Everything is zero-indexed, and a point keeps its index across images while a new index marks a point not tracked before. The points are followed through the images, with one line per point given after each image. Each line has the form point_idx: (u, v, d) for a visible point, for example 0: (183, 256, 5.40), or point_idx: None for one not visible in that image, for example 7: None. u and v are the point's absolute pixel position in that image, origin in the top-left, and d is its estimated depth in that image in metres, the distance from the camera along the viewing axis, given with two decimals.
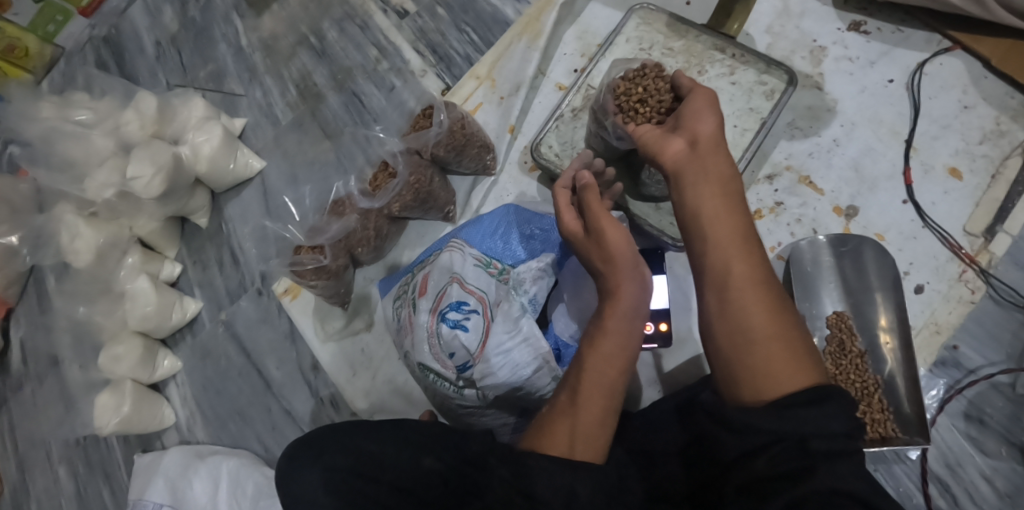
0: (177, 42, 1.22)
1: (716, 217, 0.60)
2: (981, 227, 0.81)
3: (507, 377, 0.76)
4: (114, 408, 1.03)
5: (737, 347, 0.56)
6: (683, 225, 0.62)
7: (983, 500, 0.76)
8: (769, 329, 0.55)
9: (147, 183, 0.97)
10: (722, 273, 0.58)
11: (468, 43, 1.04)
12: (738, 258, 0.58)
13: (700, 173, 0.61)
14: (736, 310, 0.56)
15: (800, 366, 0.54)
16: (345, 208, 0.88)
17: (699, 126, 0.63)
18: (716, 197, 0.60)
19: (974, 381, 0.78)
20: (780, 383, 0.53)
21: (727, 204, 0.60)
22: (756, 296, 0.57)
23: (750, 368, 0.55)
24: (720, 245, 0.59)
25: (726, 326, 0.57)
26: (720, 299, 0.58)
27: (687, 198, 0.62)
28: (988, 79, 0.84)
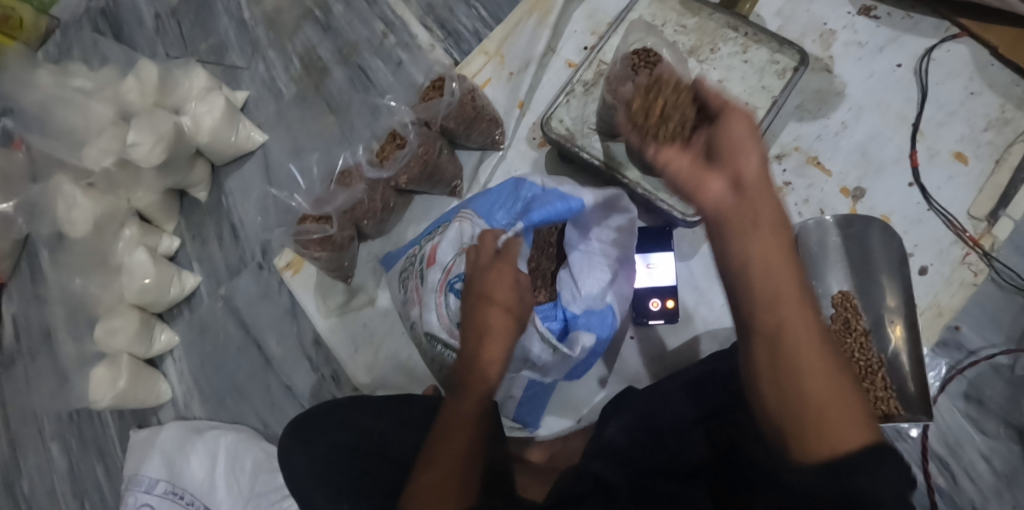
0: (176, 13, 1.20)
1: (769, 262, 0.53)
2: (985, 211, 0.82)
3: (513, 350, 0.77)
4: (110, 382, 1.01)
5: (790, 407, 0.49)
6: (728, 267, 0.55)
7: (980, 478, 0.78)
8: (821, 374, 0.49)
9: (147, 152, 0.95)
10: (777, 323, 0.51)
11: (477, 20, 1.03)
12: (790, 303, 0.51)
13: (749, 212, 0.55)
14: (790, 359, 0.50)
15: (860, 415, 0.48)
16: (352, 179, 0.88)
17: (742, 159, 0.58)
18: (767, 239, 0.54)
19: (974, 362, 0.79)
20: (837, 442, 0.47)
21: (776, 241, 0.54)
22: (811, 347, 0.50)
23: (804, 417, 0.49)
24: (768, 287, 0.52)
25: (780, 380, 0.50)
26: (774, 354, 0.51)
27: (734, 239, 0.54)
28: (995, 66, 0.85)
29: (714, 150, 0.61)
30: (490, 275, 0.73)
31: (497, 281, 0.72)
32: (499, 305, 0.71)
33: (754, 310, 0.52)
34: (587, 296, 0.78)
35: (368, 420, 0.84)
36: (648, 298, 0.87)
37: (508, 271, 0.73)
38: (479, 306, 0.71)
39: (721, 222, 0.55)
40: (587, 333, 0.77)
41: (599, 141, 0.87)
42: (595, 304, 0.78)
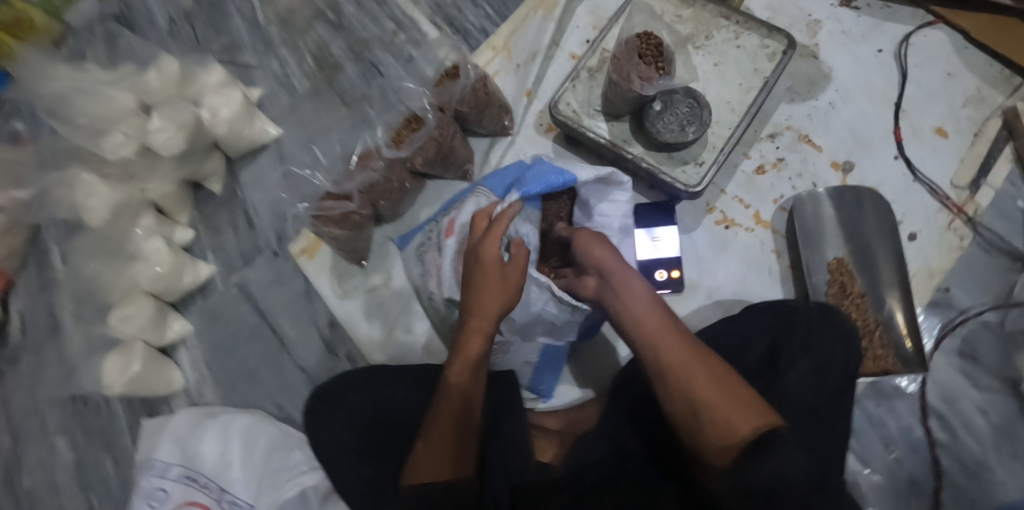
0: (190, 17, 1.25)
1: (656, 332, 0.69)
2: (966, 180, 0.88)
3: (529, 318, 0.82)
4: (123, 367, 1.01)
5: (696, 421, 0.64)
6: (626, 334, 0.72)
7: (978, 431, 0.82)
8: (724, 399, 0.64)
9: (169, 138, 0.98)
10: (679, 374, 0.66)
11: (484, 17, 1.09)
12: (675, 352, 0.67)
13: (620, 292, 0.74)
14: (687, 391, 0.65)
15: (755, 409, 0.64)
16: (370, 160, 0.91)
17: (597, 253, 0.77)
18: (647, 316, 0.71)
19: (966, 320, 0.84)
20: (737, 430, 0.62)
21: (655, 313, 0.71)
22: (702, 375, 0.66)
23: (703, 431, 0.64)
24: (658, 348, 0.68)
25: (680, 406, 0.66)
26: (666, 389, 0.67)
27: (623, 314, 0.73)
28: (968, 50, 0.92)
29: (589, 251, 0.77)
30: (478, 279, 0.73)
31: (482, 269, 0.73)
32: (490, 295, 0.72)
33: (650, 364, 0.69)
34: None
35: (397, 388, 0.89)
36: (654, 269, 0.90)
37: (494, 253, 0.73)
38: (476, 288, 0.73)
39: (615, 307, 0.73)
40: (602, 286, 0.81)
41: (605, 122, 0.92)
42: None
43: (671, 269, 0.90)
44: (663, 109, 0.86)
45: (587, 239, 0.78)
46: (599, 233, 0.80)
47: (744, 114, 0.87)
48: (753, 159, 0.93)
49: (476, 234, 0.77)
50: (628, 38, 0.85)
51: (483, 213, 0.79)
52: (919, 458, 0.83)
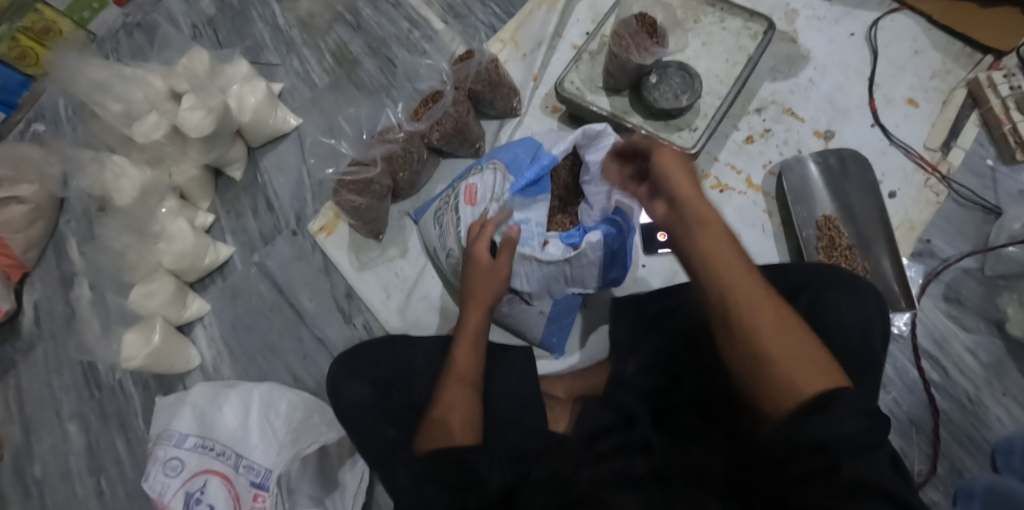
0: (214, 23, 1.35)
1: (729, 267, 0.60)
2: (939, 142, 0.96)
3: (541, 282, 0.87)
4: (143, 341, 1.05)
5: (757, 369, 0.57)
6: (691, 263, 0.63)
7: (966, 367, 0.87)
8: (787, 350, 0.56)
9: (199, 122, 1.05)
10: (744, 318, 0.58)
11: (492, 15, 1.18)
12: (744, 290, 0.59)
13: (697, 217, 0.63)
14: (747, 337, 0.57)
15: (824, 370, 0.55)
16: (391, 133, 0.98)
17: (670, 181, 0.66)
18: (722, 248, 0.61)
19: (948, 267, 0.90)
20: (801, 387, 0.54)
21: (725, 241, 0.61)
22: (771, 322, 0.57)
23: (768, 384, 0.56)
24: (730, 282, 0.59)
25: (739, 354, 0.58)
26: (733, 330, 0.58)
27: (689, 243, 0.63)
28: (932, 31, 1.02)
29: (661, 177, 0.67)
30: (470, 280, 0.82)
31: (475, 267, 0.82)
32: (481, 287, 0.81)
33: (714, 300, 0.60)
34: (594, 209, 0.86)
35: (414, 354, 0.91)
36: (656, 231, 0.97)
37: (484, 251, 0.82)
38: (469, 285, 0.82)
39: (689, 235, 0.63)
40: (594, 232, 0.83)
41: (606, 96, 1.00)
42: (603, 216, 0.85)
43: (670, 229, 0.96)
44: (658, 80, 0.94)
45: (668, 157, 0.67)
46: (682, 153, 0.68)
47: (732, 85, 0.96)
48: (743, 130, 1.01)
49: (471, 236, 0.85)
50: (630, 17, 0.93)
51: (476, 221, 0.87)
52: (917, 398, 0.87)
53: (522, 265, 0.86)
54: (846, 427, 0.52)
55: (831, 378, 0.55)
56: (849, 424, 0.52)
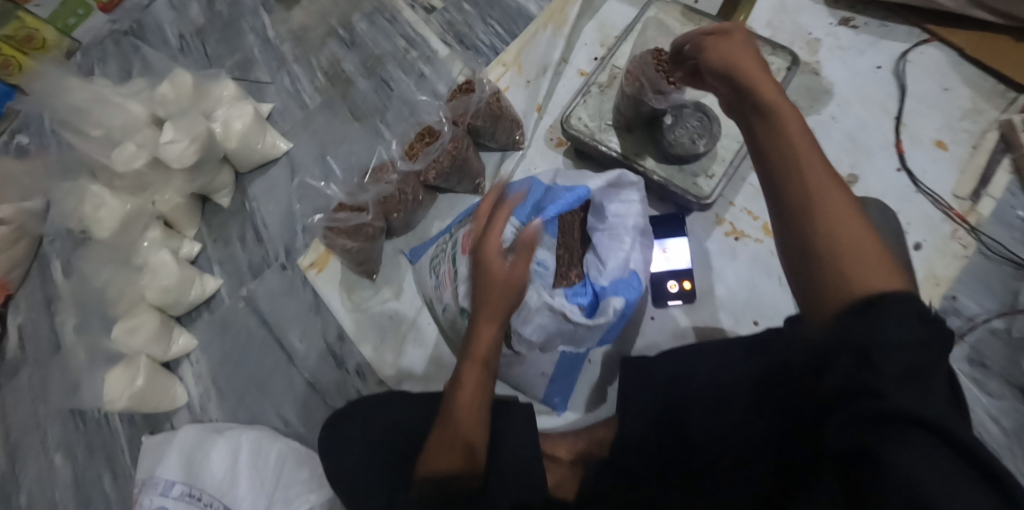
0: (203, 34, 1.27)
1: (798, 142, 0.59)
2: (967, 190, 0.90)
3: (543, 337, 0.81)
4: (128, 381, 1.00)
5: (819, 257, 0.55)
6: (756, 143, 0.62)
7: (989, 435, 0.82)
8: (846, 228, 0.55)
9: (182, 151, 0.98)
10: (809, 196, 0.56)
11: (494, 35, 1.11)
12: (811, 163, 0.57)
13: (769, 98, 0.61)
14: (808, 211, 0.56)
15: (889, 268, 0.53)
16: (385, 172, 0.92)
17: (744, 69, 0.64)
18: (793, 127, 0.59)
19: (974, 327, 0.86)
20: (868, 283, 0.52)
21: (796, 123, 0.60)
22: (837, 202, 0.56)
23: (824, 270, 0.55)
24: (800, 159, 0.58)
25: (798, 228, 0.57)
26: (799, 211, 0.57)
27: (756, 123, 0.62)
28: (964, 66, 0.95)
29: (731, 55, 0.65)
30: (481, 261, 0.70)
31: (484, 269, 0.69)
32: (495, 300, 0.69)
33: (780, 174, 0.59)
34: (613, 268, 0.79)
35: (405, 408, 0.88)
36: (666, 280, 0.91)
37: (496, 250, 0.70)
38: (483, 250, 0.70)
39: (756, 118, 0.62)
40: (617, 296, 0.77)
41: (616, 136, 0.92)
42: (620, 273, 0.79)
43: (683, 279, 0.90)
44: (673, 122, 0.87)
45: (737, 48, 0.66)
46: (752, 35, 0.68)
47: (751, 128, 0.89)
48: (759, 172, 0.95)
49: (482, 220, 0.75)
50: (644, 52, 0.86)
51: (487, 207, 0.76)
52: None
53: (541, 314, 0.78)
54: (907, 349, 0.47)
55: (892, 268, 0.53)
56: (897, 334, 0.48)
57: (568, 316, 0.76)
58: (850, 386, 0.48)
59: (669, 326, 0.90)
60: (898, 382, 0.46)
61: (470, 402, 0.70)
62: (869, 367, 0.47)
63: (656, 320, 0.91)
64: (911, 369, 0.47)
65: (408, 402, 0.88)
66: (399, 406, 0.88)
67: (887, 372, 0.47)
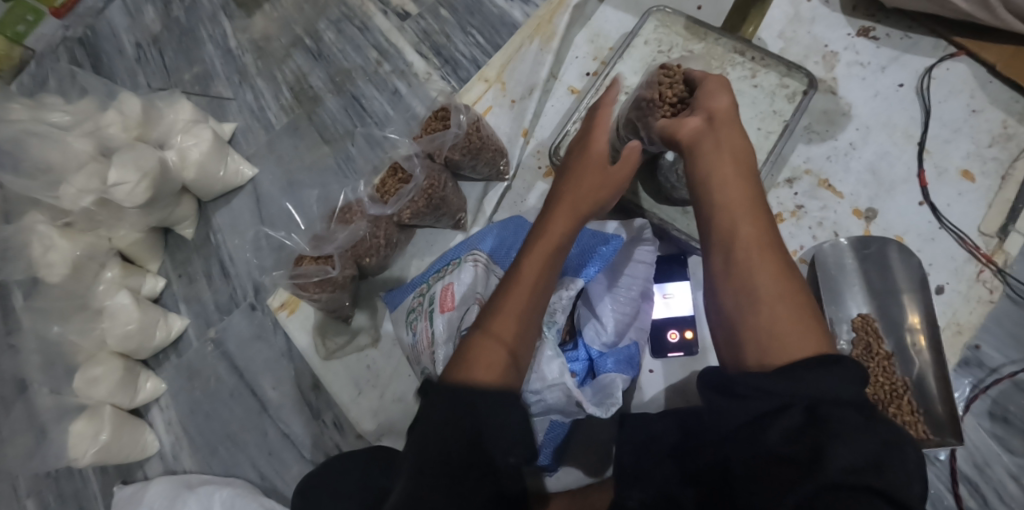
0: (159, 43, 1.15)
1: (743, 211, 0.63)
2: (995, 227, 0.82)
3: (540, 409, 0.71)
4: (91, 435, 0.93)
5: (748, 306, 0.61)
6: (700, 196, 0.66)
7: (1010, 498, 0.76)
8: (778, 291, 0.61)
9: (131, 190, 0.89)
10: (743, 266, 0.62)
11: (474, 45, 1.01)
12: (750, 232, 0.63)
13: (716, 144, 0.65)
14: (744, 275, 0.62)
15: (813, 334, 0.59)
16: (353, 215, 0.84)
17: (716, 102, 0.67)
18: (735, 195, 0.64)
19: (998, 380, 0.79)
20: (788, 352, 0.58)
21: (743, 186, 0.64)
22: (767, 259, 0.62)
23: (755, 331, 0.61)
24: (741, 227, 0.63)
25: (737, 290, 0.62)
26: (726, 262, 0.63)
27: (700, 169, 0.65)
28: (994, 84, 0.86)
29: (699, 98, 0.68)
30: (574, 177, 0.72)
31: (585, 158, 0.72)
32: (584, 187, 0.70)
33: (720, 235, 0.64)
34: (611, 332, 0.75)
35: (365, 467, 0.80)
36: (666, 329, 0.85)
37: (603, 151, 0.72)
38: (569, 184, 0.72)
39: (699, 180, 0.66)
40: (620, 373, 0.72)
41: None
42: (618, 341, 0.76)
43: (686, 329, 0.84)
44: (674, 159, 0.78)
45: (716, 93, 0.67)
46: (722, 80, 0.68)
47: (760, 163, 0.81)
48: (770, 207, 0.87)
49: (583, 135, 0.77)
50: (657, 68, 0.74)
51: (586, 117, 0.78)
52: None
53: (555, 392, 0.68)
54: (847, 410, 0.52)
55: (818, 334, 0.59)
56: (840, 390, 0.54)
57: (579, 404, 0.67)
58: (799, 446, 0.52)
59: (670, 381, 0.84)
60: (853, 439, 0.50)
61: (484, 340, 0.63)
62: (822, 427, 0.52)
63: (656, 374, 0.84)
64: (859, 429, 0.51)
65: (363, 463, 0.80)
66: (356, 472, 0.79)
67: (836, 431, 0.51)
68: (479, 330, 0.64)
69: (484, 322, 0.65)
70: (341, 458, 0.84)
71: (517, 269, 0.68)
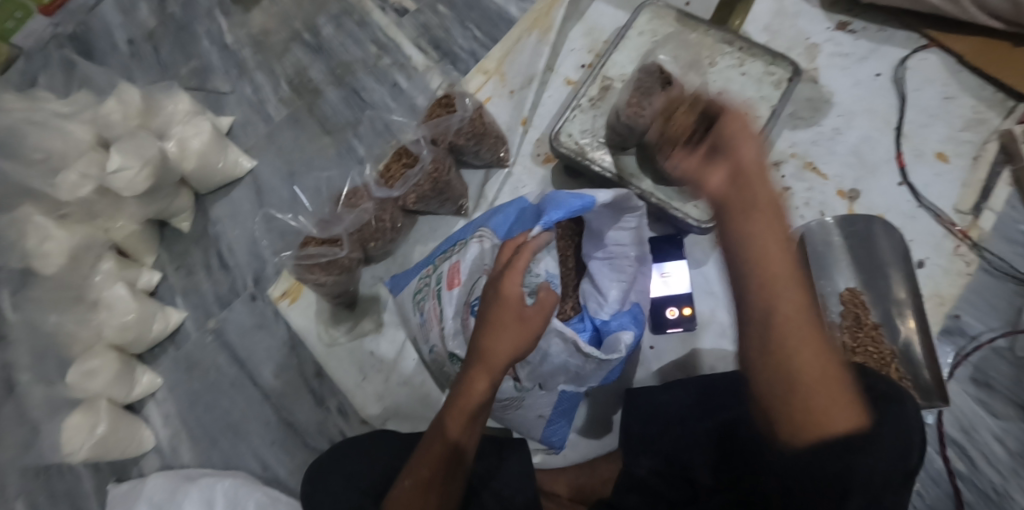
0: (154, 39, 1.15)
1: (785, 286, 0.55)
2: (970, 204, 0.87)
3: (550, 368, 0.74)
4: (88, 429, 0.91)
5: (788, 385, 0.53)
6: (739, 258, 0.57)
7: (995, 459, 0.80)
8: (819, 374, 0.53)
9: (133, 178, 0.89)
10: (783, 346, 0.54)
11: (473, 39, 1.05)
12: (791, 307, 0.55)
13: (753, 203, 0.57)
14: (785, 356, 0.54)
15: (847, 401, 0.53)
16: (359, 199, 0.86)
17: (745, 151, 0.59)
18: (776, 259, 0.55)
19: (978, 346, 0.83)
20: (827, 427, 0.52)
21: (782, 252, 0.56)
22: (807, 340, 0.54)
23: (796, 411, 0.53)
24: (785, 294, 0.55)
25: (774, 366, 0.54)
26: (765, 339, 0.55)
27: (738, 232, 0.57)
28: (964, 72, 0.92)
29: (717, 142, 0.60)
30: (491, 327, 0.64)
31: (498, 306, 0.65)
32: (503, 341, 0.64)
33: (757, 309, 0.56)
34: (613, 300, 0.77)
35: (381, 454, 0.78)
36: (665, 306, 0.87)
37: (516, 292, 0.65)
38: (487, 335, 0.65)
39: (740, 245, 0.56)
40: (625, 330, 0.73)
41: (609, 155, 0.88)
42: (621, 306, 0.77)
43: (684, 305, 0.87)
44: None
45: (741, 146, 0.59)
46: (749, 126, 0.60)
47: None
48: None
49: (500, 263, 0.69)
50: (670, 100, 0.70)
51: (509, 241, 0.72)
52: (941, 491, 0.81)
53: (553, 340, 0.71)
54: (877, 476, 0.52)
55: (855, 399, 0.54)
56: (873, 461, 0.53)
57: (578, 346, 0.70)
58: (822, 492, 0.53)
59: (671, 356, 0.87)
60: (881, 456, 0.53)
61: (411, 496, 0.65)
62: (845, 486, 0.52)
63: (657, 350, 0.87)
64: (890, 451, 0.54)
65: (372, 449, 0.79)
66: (368, 457, 0.78)
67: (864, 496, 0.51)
68: (409, 479, 0.66)
69: (412, 472, 0.66)
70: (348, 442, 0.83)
71: (440, 431, 0.66)
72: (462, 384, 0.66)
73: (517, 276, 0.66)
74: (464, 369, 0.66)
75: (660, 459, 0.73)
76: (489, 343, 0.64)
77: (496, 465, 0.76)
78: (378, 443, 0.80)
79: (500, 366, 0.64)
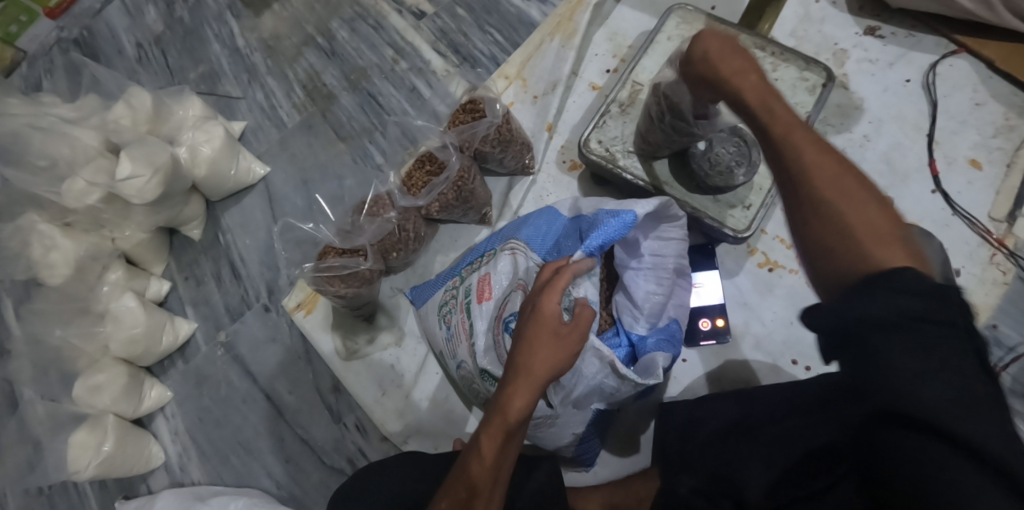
0: (161, 42, 1.11)
1: (806, 147, 0.54)
2: (1004, 212, 0.86)
3: (585, 390, 0.70)
4: (94, 447, 0.86)
5: (840, 237, 0.51)
6: (796, 204, 0.55)
7: None
8: (866, 224, 0.51)
9: (144, 185, 0.85)
10: (824, 183, 0.53)
11: (493, 44, 1.03)
12: (821, 163, 0.53)
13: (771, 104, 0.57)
14: (824, 201, 0.52)
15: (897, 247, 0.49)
16: (382, 209, 0.83)
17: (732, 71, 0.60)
18: (811, 145, 0.54)
19: (1017, 358, 0.81)
20: (872, 257, 0.49)
21: (807, 134, 0.55)
22: (839, 174, 0.53)
23: (837, 263, 0.51)
24: (808, 158, 0.54)
25: (824, 214, 0.52)
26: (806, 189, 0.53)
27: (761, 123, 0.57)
28: (994, 79, 0.91)
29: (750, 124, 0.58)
30: (528, 343, 0.60)
31: (535, 322, 0.60)
32: (541, 359, 0.59)
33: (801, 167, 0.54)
34: (649, 315, 0.74)
35: (416, 480, 0.74)
36: (698, 318, 0.86)
37: (554, 309, 0.61)
38: (524, 353, 0.60)
39: (763, 133, 0.57)
40: (662, 352, 0.70)
41: (640, 162, 0.85)
42: (657, 322, 0.74)
43: (716, 317, 0.85)
44: (708, 147, 0.80)
45: (724, 61, 0.60)
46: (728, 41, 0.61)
47: None
48: None
49: (538, 283, 0.66)
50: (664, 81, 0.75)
51: (548, 264, 0.69)
52: None
53: (589, 359, 0.68)
54: (931, 377, 0.42)
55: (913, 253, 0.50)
56: (913, 348, 0.43)
57: (615, 367, 0.67)
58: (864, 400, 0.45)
59: (704, 369, 0.85)
60: (903, 354, 0.43)
61: None
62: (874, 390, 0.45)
63: (688, 363, 0.85)
64: (912, 340, 0.43)
65: (404, 471, 0.76)
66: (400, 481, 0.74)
67: (883, 353, 0.44)
68: (444, 499, 0.58)
69: (447, 491, 0.58)
70: (365, 469, 0.78)
71: (473, 455, 0.59)
72: (498, 403, 0.60)
73: (555, 290, 0.62)
74: (501, 390, 0.61)
75: (702, 477, 0.70)
76: (530, 360, 0.59)
77: (524, 484, 0.73)
78: (407, 467, 0.76)
79: (539, 388, 0.59)
